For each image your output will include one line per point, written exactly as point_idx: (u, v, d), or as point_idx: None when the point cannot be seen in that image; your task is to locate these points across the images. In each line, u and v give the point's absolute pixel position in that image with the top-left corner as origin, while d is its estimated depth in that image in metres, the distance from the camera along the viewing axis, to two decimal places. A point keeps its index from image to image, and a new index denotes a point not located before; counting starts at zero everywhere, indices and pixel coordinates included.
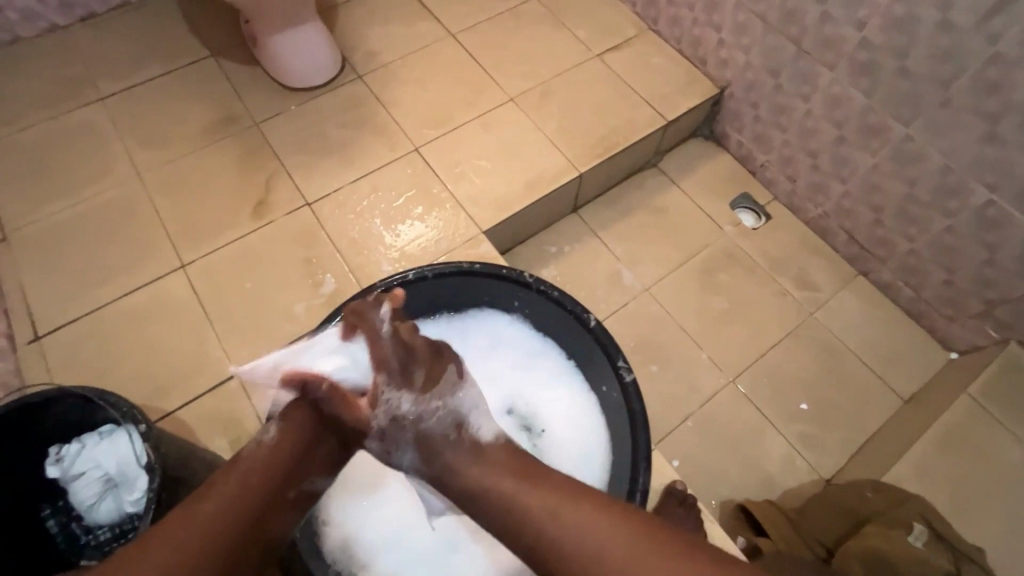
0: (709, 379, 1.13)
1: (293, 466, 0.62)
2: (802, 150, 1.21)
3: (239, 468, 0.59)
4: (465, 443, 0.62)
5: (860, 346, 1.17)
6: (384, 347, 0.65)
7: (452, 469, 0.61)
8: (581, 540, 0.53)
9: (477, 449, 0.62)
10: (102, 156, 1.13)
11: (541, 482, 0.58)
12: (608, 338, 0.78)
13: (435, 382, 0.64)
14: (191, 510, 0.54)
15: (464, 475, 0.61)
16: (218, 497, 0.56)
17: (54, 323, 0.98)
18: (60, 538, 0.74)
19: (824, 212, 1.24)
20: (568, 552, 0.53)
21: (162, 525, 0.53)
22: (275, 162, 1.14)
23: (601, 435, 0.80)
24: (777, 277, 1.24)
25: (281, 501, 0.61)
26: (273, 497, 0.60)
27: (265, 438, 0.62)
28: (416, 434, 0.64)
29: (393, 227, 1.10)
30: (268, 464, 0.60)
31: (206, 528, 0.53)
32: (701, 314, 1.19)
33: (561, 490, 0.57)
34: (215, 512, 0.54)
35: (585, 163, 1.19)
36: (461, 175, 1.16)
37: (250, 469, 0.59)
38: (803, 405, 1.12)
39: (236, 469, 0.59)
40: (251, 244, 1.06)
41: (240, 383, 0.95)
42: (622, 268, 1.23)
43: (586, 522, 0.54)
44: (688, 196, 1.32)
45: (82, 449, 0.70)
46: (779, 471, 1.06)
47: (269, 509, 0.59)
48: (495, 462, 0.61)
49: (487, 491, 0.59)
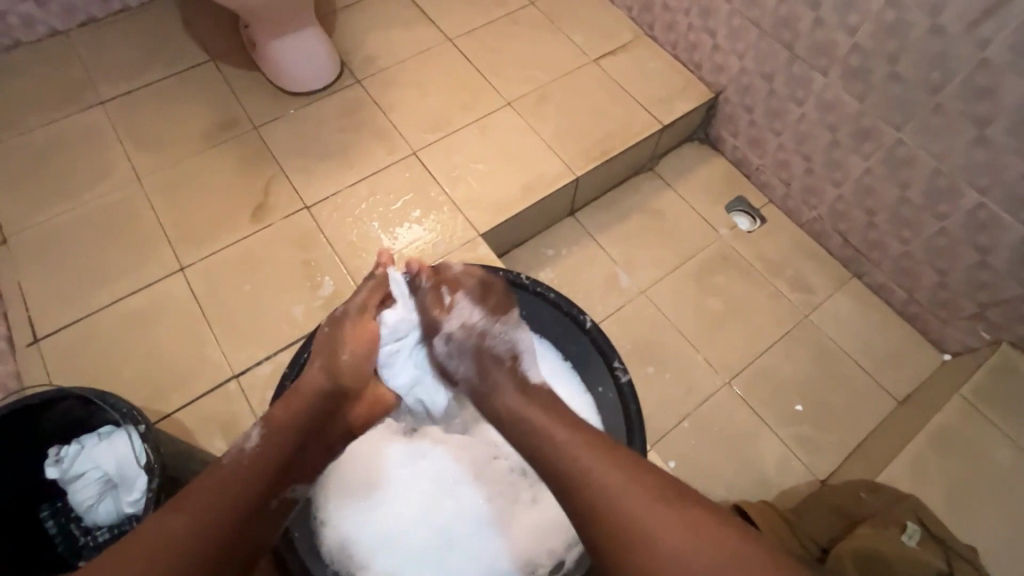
0: (705, 381, 1.14)
1: (274, 470, 0.63)
2: (797, 154, 1.22)
3: (219, 473, 0.59)
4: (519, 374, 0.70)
5: (855, 348, 1.18)
6: (461, 280, 0.77)
7: (501, 396, 0.69)
8: (610, 486, 0.57)
9: (526, 381, 0.69)
10: (101, 159, 1.14)
11: (575, 429, 0.63)
12: (604, 339, 0.82)
13: (502, 312, 0.74)
14: (170, 516, 0.54)
15: (512, 404, 0.68)
16: (196, 502, 0.56)
17: (53, 326, 0.98)
18: (59, 539, 0.74)
19: (818, 214, 1.25)
20: (598, 505, 0.56)
21: (141, 530, 0.53)
22: (274, 166, 1.15)
23: None
24: (772, 279, 1.25)
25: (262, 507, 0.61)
26: (254, 501, 0.60)
27: (247, 442, 0.63)
28: (479, 355, 0.72)
29: (391, 229, 1.11)
30: (245, 468, 0.61)
31: (184, 532, 0.53)
32: (697, 316, 1.20)
33: (590, 442, 0.61)
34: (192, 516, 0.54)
35: (581, 166, 1.21)
36: (458, 178, 1.17)
37: (231, 473, 0.60)
38: (798, 406, 1.13)
39: (215, 474, 0.60)
40: (249, 247, 1.07)
41: (239, 385, 0.95)
42: (619, 270, 1.24)
43: (614, 475, 0.57)
44: (684, 199, 1.33)
45: (81, 450, 0.71)
46: (775, 472, 1.07)
47: (250, 515, 0.59)
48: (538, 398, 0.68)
49: (523, 416, 0.66)
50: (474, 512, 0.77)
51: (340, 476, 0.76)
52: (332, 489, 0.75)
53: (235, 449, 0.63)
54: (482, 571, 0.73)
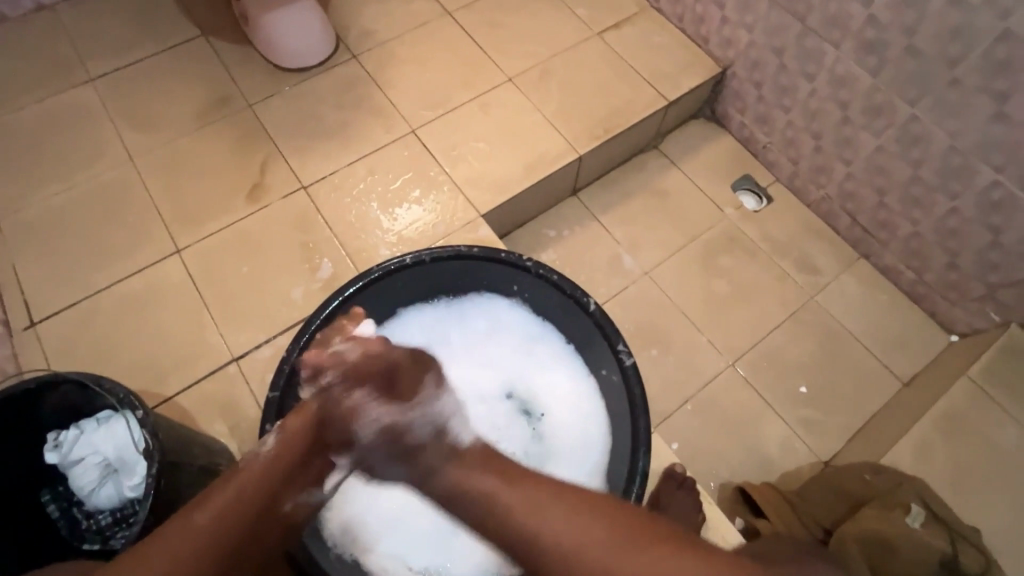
0: (709, 363, 1.13)
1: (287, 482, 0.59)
2: (807, 131, 1.19)
3: (236, 478, 0.56)
4: (447, 446, 0.60)
5: (860, 329, 1.17)
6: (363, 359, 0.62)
7: (435, 469, 0.58)
8: (565, 536, 0.51)
9: (459, 449, 0.60)
10: (93, 139, 1.11)
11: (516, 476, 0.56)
12: (607, 321, 0.77)
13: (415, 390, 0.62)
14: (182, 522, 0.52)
15: (449, 475, 0.57)
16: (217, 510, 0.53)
17: (49, 309, 0.97)
18: (62, 522, 0.74)
19: (827, 193, 1.23)
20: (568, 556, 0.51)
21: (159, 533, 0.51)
22: (269, 144, 1.12)
23: (602, 417, 0.78)
24: (778, 260, 1.23)
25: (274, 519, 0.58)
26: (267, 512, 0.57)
27: (264, 447, 0.60)
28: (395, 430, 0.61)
29: (390, 210, 1.08)
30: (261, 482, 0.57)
31: (196, 558, 0.51)
32: (701, 298, 1.19)
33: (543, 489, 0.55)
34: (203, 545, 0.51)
35: (584, 145, 1.18)
36: (458, 158, 1.14)
37: (248, 481, 0.56)
38: (803, 387, 1.12)
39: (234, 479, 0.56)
40: (246, 228, 1.05)
41: (239, 368, 0.94)
42: (623, 251, 1.22)
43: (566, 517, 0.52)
44: (689, 178, 1.30)
45: (79, 436, 0.70)
46: (778, 454, 1.07)
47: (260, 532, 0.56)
48: (477, 461, 0.58)
49: (467, 490, 0.56)
50: None
51: None
52: None
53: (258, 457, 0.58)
54: (486, 553, 0.73)
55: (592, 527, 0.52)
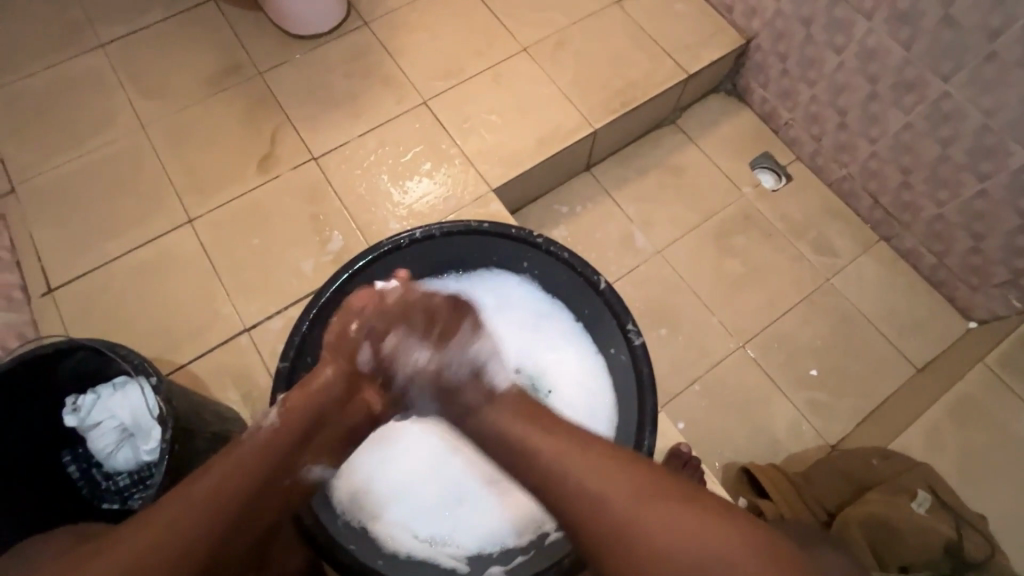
0: (719, 343, 1.11)
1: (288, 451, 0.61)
2: (831, 107, 1.15)
3: (239, 451, 0.58)
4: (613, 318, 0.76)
5: (876, 313, 1.15)
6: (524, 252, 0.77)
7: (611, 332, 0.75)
8: (586, 480, 0.54)
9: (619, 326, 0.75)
10: (105, 107, 1.11)
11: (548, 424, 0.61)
12: (617, 300, 0.76)
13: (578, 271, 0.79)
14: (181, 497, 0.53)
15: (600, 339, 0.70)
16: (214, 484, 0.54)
17: (65, 276, 0.98)
18: (82, 483, 0.74)
19: (849, 172, 1.19)
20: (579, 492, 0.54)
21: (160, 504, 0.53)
22: (280, 113, 1.11)
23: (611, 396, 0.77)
24: (795, 241, 1.20)
25: (273, 491, 0.59)
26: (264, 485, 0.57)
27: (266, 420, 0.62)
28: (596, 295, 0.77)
29: (401, 183, 1.07)
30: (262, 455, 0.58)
31: (196, 517, 0.52)
32: (714, 278, 1.17)
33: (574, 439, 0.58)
34: (212, 491, 0.54)
35: (600, 118, 1.15)
36: (471, 130, 1.12)
37: (248, 453, 0.58)
38: (814, 370, 1.10)
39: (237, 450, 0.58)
40: (257, 198, 1.05)
41: (250, 338, 0.96)
42: (635, 229, 1.20)
43: (583, 465, 0.55)
44: (706, 154, 1.27)
45: (96, 400, 0.70)
46: (786, 436, 1.05)
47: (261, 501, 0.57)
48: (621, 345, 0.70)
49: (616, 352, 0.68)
50: (485, 467, 0.77)
51: None
52: None
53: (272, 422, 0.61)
54: (491, 525, 0.73)
55: (613, 479, 0.54)
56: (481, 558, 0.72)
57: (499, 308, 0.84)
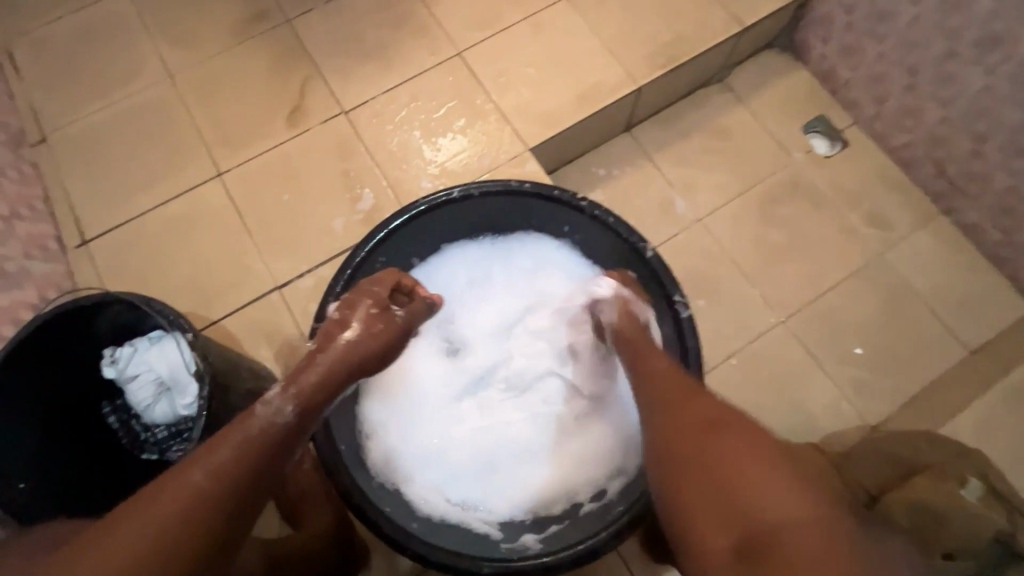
0: (759, 316, 1.07)
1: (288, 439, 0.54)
2: (900, 66, 1.06)
3: (243, 435, 0.51)
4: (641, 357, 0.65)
5: (930, 291, 1.08)
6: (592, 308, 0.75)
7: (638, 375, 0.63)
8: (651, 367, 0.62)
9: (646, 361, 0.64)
10: (132, 54, 1.07)
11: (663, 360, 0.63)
12: (665, 269, 0.70)
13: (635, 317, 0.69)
14: (179, 482, 0.46)
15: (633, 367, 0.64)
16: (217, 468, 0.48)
17: (98, 228, 0.98)
18: (121, 434, 0.75)
19: (912, 139, 1.11)
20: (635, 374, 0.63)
21: (150, 491, 0.45)
22: (309, 63, 1.07)
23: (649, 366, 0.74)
24: (847, 212, 1.13)
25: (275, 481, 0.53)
26: (267, 472, 0.51)
27: (269, 403, 0.54)
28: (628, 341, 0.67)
29: (433, 140, 1.03)
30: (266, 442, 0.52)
31: (198, 505, 0.45)
32: (758, 248, 1.11)
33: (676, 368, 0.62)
34: (210, 482, 0.47)
35: (644, 74, 1.07)
36: (507, 85, 1.06)
37: (252, 439, 0.51)
38: (859, 348, 1.05)
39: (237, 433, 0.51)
40: (287, 152, 1.02)
41: (281, 295, 0.95)
42: (676, 195, 1.14)
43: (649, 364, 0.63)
44: (755, 116, 1.19)
45: (134, 353, 0.70)
46: (825, 416, 1.01)
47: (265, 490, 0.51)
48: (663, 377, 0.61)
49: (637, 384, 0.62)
50: (518, 437, 0.75)
51: (386, 386, 0.75)
52: (377, 404, 0.75)
53: (262, 418, 0.53)
54: (522, 493, 0.72)
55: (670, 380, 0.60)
56: (513, 524, 0.71)
57: (536, 269, 0.82)
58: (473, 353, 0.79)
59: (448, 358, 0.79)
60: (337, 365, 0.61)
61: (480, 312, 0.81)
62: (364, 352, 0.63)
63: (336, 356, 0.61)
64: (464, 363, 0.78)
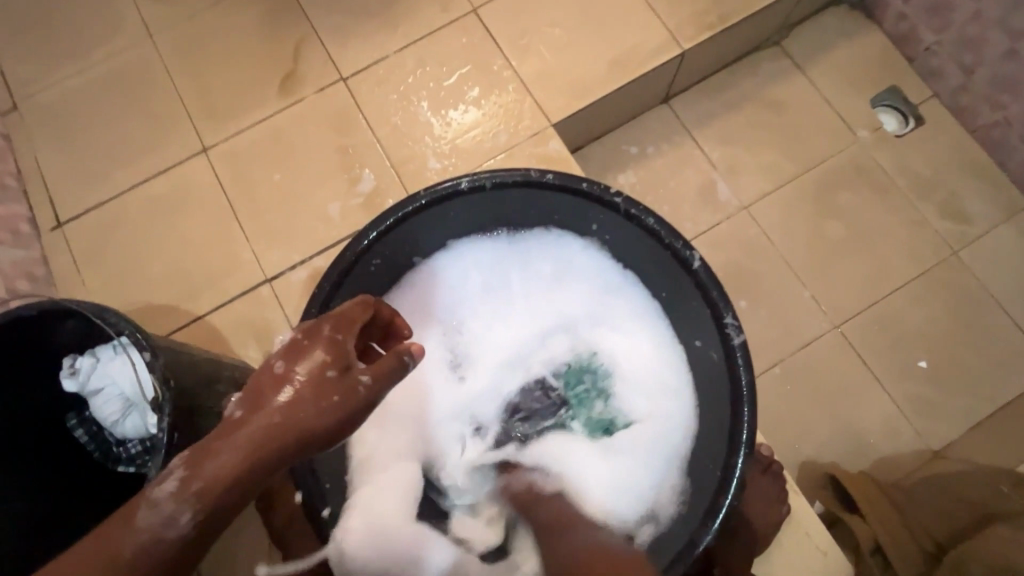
0: (809, 321, 0.94)
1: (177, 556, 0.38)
2: (1001, 28, 0.88)
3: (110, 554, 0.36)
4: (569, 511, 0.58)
5: (1011, 297, 0.94)
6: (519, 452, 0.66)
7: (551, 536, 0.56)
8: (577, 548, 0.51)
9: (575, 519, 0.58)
10: (107, 9, 0.96)
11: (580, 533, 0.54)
12: (714, 283, 0.58)
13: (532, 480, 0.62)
14: None
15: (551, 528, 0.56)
16: None
17: (75, 209, 0.89)
18: (92, 447, 0.68)
19: (1005, 116, 0.94)
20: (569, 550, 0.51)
21: None
22: (303, 22, 0.94)
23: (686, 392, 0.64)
24: (919, 202, 0.98)
25: None
26: None
27: (153, 505, 0.38)
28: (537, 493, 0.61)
29: (442, 112, 0.90)
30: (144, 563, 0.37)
31: None
32: (811, 243, 0.97)
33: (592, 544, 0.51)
34: None
35: (690, 36, 0.92)
36: (529, 48, 0.91)
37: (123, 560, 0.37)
38: (922, 361, 0.92)
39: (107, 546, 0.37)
40: (278, 126, 0.90)
41: (272, 289, 0.85)
42: (719, 178, 1.00)
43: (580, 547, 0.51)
44: (816, 87, 1.02)
45: (95, 365, 0.61)
46: (880, 437, 0.89)
47: None
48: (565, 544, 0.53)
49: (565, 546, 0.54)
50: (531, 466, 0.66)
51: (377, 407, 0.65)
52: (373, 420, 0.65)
53: (144, 529, 0.37)
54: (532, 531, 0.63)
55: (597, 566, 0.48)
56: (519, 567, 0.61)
57: (558, 275, 0.70)
58: (485, 366, 0.69)
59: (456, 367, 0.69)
60: (256, 453, 0.39)
61: (495, 319, 0.70)
62: (297, 438, 0.41)
63: (258, 439, 0.40)
64: (470, 376, 0.68)
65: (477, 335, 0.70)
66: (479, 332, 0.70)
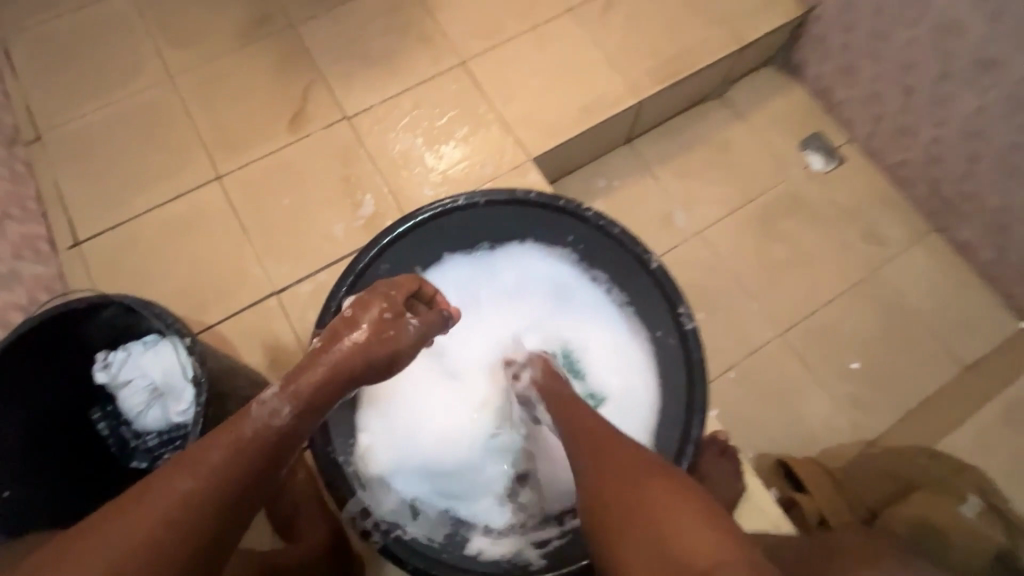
0: (756, 330, 1.07)
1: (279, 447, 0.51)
2: (895, 86, 1.08)
3: (235, 440, 0.49)
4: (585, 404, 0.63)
5: (924, 307, 1.09)
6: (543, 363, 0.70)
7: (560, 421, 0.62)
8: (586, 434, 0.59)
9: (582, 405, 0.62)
10: (130, 55, 1.06)
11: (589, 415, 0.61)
12: (669, 281, 0.72)
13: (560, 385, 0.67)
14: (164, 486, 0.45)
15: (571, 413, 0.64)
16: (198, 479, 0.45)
17: (92, 229, 0.96)
18: (111, 440, 0.72)
19: (907, 157, 1.13)
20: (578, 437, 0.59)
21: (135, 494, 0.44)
22: (311, 70, 1.06)
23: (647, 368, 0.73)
24: (844, 227, 1.15)
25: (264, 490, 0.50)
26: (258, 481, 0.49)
27: (264, 405, 0.51)
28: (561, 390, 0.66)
29: (435, 147, 1.03)
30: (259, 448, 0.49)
31: (171, 524, 0.43)
32: (756, 263, 1.12)
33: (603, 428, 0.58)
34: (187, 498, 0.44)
35: (646, 88, 1.08)
36: (510, 94, 1.06)
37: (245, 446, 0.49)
38: (855, 363, 1.06)
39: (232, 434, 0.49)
40: (287, 158, 1.01)
41: (279, 301, 0.93)
42: (676, 208, 1.15)
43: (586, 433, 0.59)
44: (754, 132, 1.20)
45: (128, 357, 0.68)
46: (823, 430, 1.01)
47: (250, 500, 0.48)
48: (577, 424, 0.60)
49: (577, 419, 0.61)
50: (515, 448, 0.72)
51: (378, 401, 0.71)
52: (369, 418, 0.70)
53: (256, 421, 0.50)
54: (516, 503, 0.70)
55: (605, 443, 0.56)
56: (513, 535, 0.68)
57: (524, 281, 0.79)
58: (463, 368, 0.75)
59: (438, 371, 0.74)
60: (337, 372, 0.54)
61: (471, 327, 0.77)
62: (367, 362, 0.56)
63: (338, 361, 0.54)
64: (450, 377, 0.74)
65: (453, 343, 0.76)
66: (455, 340, 0.76)
